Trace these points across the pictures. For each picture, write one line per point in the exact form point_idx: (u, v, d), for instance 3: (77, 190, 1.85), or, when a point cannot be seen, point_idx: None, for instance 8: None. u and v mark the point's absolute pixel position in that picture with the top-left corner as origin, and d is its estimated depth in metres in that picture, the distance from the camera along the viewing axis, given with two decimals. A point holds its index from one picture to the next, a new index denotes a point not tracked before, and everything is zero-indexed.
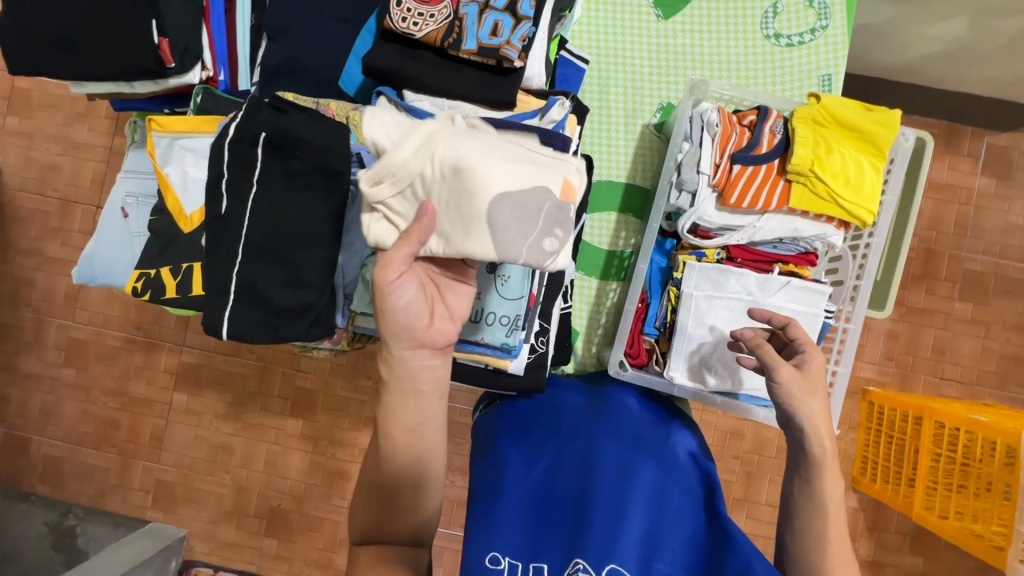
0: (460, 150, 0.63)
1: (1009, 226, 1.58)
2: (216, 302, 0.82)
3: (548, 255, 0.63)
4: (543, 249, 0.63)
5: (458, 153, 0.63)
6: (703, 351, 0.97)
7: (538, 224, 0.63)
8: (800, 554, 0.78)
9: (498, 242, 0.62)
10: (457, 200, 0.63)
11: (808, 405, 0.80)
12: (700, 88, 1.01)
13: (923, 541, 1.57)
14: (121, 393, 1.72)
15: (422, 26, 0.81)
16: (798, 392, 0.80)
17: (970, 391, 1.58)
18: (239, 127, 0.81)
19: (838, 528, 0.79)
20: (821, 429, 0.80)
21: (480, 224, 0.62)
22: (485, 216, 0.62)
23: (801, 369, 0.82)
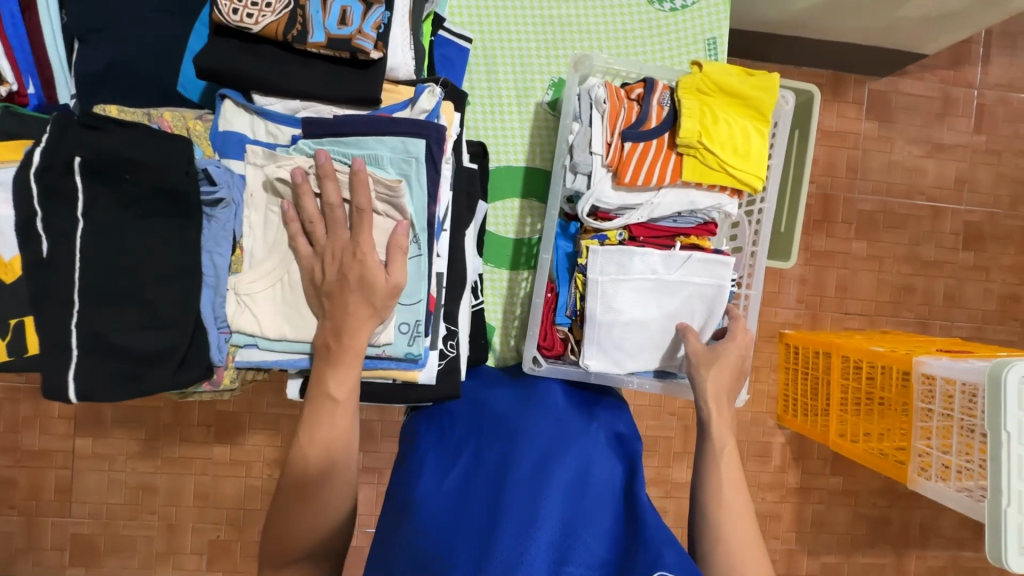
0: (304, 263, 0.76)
1: (893, 165, 1.69)
2: (53, 362, 0.68)
3: (374, 336, 0.77)
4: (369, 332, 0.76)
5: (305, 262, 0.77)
6: (615, 337, 0.96)
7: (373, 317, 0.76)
8: (704, 523, 0.81)
9: None
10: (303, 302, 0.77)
11: (706, 376, 0.92)
12: (584, 63, 0.97)
13: (843, 463, 1.70)
14: (12, 449, 1.52)
15: (258, 18, 0.70)
16: (699, 365, 0.93)
17: (871, 322, 1.71)
18: (46, 152, 0.66)
19: (738, 495, 0.83)
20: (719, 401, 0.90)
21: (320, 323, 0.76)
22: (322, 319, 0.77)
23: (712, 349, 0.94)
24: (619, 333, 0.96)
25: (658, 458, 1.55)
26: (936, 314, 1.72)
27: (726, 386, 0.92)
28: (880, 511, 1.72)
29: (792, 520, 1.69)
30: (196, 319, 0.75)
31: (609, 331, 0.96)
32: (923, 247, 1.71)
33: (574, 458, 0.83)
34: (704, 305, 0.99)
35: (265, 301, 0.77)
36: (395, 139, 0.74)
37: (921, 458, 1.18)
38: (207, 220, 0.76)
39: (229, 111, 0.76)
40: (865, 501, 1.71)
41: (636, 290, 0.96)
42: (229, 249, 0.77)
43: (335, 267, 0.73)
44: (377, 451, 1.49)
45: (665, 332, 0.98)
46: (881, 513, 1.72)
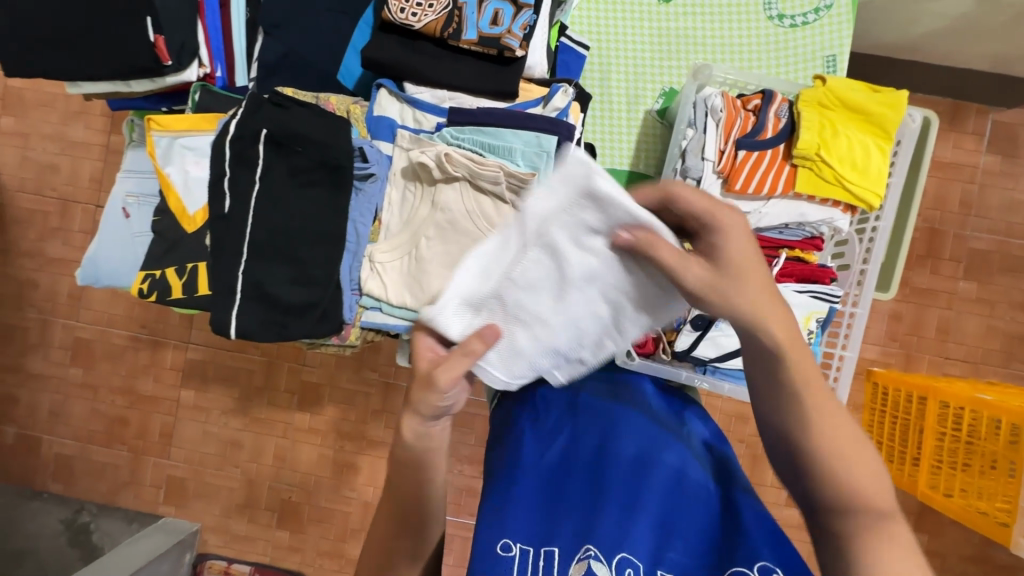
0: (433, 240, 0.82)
1: (1014, 203, 1.57)
2: (223, 301, 0.81)
3: None
4: None
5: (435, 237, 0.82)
6: (534, 356, 0.60)
7: None
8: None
9: None
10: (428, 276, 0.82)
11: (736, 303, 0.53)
12: (704, 72, 0.98)
13: (928, 519, 1.58)
14: (129, 391, 1.72)
15: (421, 17, 0.80)
16: (726, 289, 0.53)
17: (975, 370, 1.58)
18: (240, 124, 0.80)
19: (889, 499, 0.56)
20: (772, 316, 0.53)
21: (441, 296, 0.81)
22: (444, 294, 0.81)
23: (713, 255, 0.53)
24: (540, 360, 0.61)
25: None
26: None
27: (764, 273, 0.54)
28: None
29: None
30: (337, 280, 0.83)
31: (512, 369, 0.61)
32: None
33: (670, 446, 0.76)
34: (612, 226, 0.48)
35: (393, 272, 0.84)
36: (529, 133, 0.79)
37: None
38: (357, 193, 0.84)
39: (384, 99, 0.85)
40: (951, 565, 1.58)
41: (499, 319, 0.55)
42: (371, 220, 0.85)
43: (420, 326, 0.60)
44: None
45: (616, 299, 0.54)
46: None
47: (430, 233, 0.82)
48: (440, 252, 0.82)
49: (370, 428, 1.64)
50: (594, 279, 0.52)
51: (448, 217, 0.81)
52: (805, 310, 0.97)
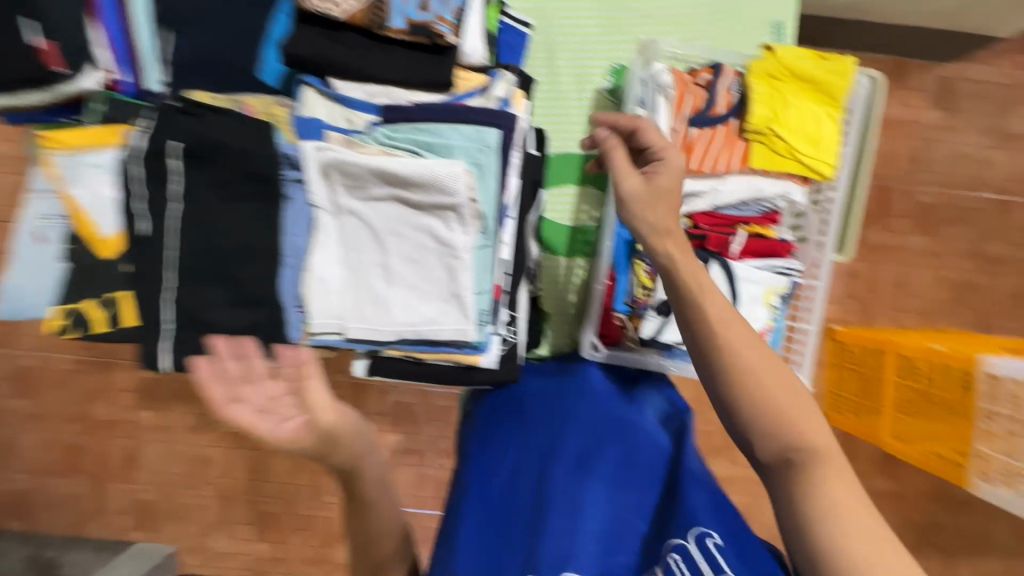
0: (358, 249, 0.77)
1: (958, 156, 1.61)
2: (152, 333, 0.74)
3: (439, 325, 0.77)
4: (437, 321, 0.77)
5: (363, 247, 0.77)
6: (391, 308, 0.78)
7: (441, 302, 0.77)
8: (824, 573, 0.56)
9: (408, 317, 0.77)
10: (367, 289, 0.78)
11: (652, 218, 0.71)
12: (651, 47, 0.95)
13: (890, 464, 1.65)
14: (83, 418, 1.62)
15: (342, 5, 0.73)
16: (635, 204, 0.72)
17: (927, 320, 1.64)
18: (147, 139, 0.72)
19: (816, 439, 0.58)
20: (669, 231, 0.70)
21: (389, 308, 0.77)
22: (391, 305, 0.77)
23: (647, 179, 0.73)
24: (397, 315, 0.77)
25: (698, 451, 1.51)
26: (998, 313, 1.64)
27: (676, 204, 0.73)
28: (928, 516, 1.66)
29: None
30: (278, 299, 0.77)
31: (380, 336, 0.78)
32: (988, 243, 1.63)
33: (608, 445, 0.84)
34: (358, 172, 0.73)
35: (329, 290, 0.77)
36: (470, 127, 0.74)
37: (982, 462, 1.12)
38: (289, 203, 0.77)
39: (311, 98, 0.77)
40: (913, 505, 1.66)
41: (347, 266, 0.78)
42: (308, 232, 0.77)
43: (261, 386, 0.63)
44: (419, 434, 1.51)
45: (412, 224, 0.75)
46: (931, 518, 1.66)
47: (357, 244, 0.77)
48: (370, 260, 0.77)
49: None
50: (387, 220, 0.76)
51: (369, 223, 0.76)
52: (767, 284, 0.96)
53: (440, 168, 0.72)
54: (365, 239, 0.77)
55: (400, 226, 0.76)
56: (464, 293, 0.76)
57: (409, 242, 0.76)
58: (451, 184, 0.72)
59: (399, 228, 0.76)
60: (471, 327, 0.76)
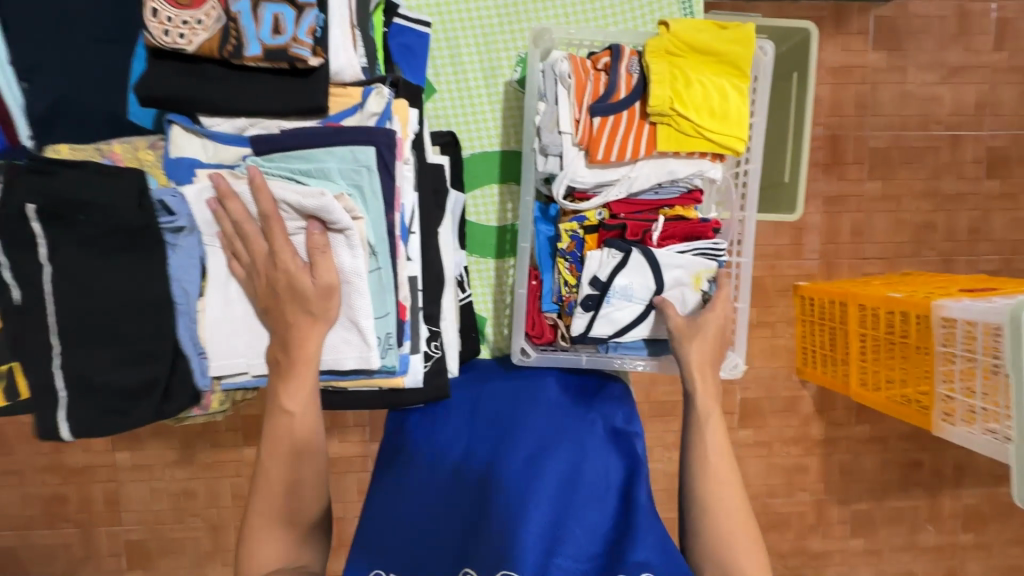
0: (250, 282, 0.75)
1: (905, 96, 1.58)
2: (43, 402, 0.71)
3: (345, 353, 0.75)
4: (341, 352, 0.75)
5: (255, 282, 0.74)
6: None
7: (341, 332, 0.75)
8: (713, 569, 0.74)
9: None
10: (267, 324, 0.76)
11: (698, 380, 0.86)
12: (544, 36, 0.92)
13: (868, 411, 1.62)
14: (58, 467, 1.56)
15: (191, 37, 0.69)
16: (681, 339, 0.89)
17: (889, 265, 1.63)
18: (0, 204, 0.67)
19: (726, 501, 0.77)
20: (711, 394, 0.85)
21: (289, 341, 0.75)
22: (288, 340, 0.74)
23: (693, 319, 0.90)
24: None
25: (679, 423, 1.48)
26: (960, 249, 1.63)
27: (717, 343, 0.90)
28: (909, 456, 1.64)
29: (819, 472, 1.63)
30: (175, 347, 0.75)
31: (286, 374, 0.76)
32: (942, 180, 1.61)
33: (562, 450, 0.79)
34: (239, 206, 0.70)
35: (226, 330, 0.76)
36: (342, 148, 0.71)
37: (944, 403, 1.15)
38: (172, 249, 0.74)
39: (180, 137, 0.74)
40: (893, 447, 1.63)
41: (248, 305, 0.76)
42: (198, 276, 0.75)
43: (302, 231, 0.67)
44: None
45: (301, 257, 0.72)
46: (912, 457, 1.64)
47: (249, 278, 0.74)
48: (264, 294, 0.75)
49: None
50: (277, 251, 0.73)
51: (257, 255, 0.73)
52: (692, 271, 0.94)
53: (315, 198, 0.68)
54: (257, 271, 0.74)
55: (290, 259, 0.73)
56: (362, 319, 0.74)
57: None
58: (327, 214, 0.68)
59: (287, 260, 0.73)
60: (373, 352, 0.75)
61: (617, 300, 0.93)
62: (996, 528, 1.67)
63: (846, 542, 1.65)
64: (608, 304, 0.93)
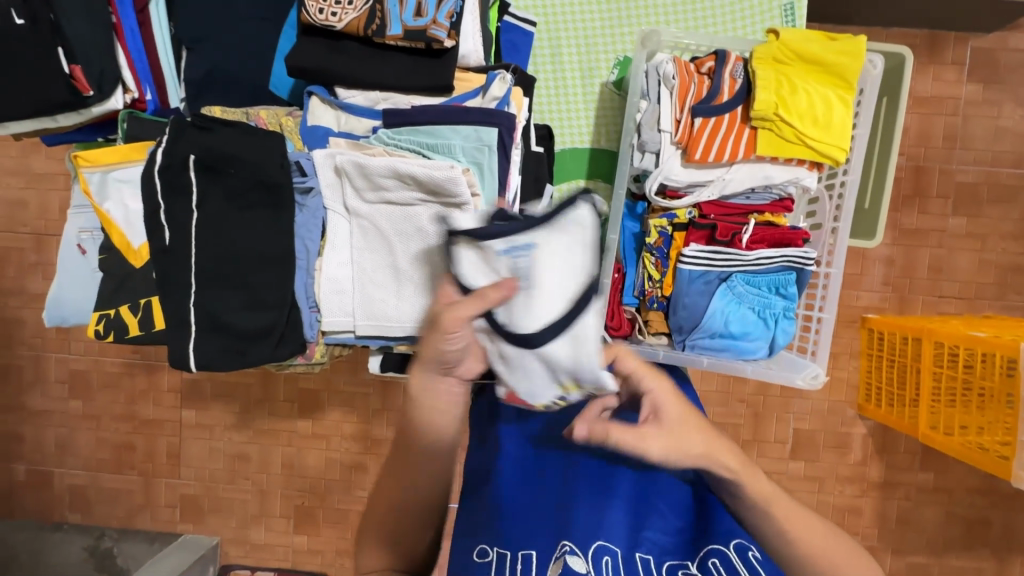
0: (365, 243, 0.81)
1: (999, 132, 1.51)
2: (177, 335, 0.79)
3: None
4: None
5: (369, 242, 0.80)
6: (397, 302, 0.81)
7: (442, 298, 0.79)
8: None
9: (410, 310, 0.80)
10: (375, 284, 0.81)
11: (697, 452, 0.61)
12: (652, 38, 0.94)
13: (933, 457, 1.53)
14: (131, 417, 1.66)
15: (342, 16, 0.76)
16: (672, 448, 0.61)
17: (969, 306, 1.54)
18: (166, 152, 0.77)
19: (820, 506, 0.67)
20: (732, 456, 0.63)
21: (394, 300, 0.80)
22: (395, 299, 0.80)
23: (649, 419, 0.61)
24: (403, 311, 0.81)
25: None
26: None
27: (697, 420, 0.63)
28: (977, 512, 1.53)
29: (873, 516, 1.55)
30: (292, 299, 0.81)
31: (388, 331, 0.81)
32: None
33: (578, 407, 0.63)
34: (363, 171, 0.75)
35: (337, 286, 0.81)
36: (468, 127, 0.77)
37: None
38: (301, 210, 0.81)
39: (316, 107, 0.81)
40: (959, 500, 1.53)
41: (358, 267, 0.81)
42: (320, 236, 0.82)
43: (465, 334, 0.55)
44: None
45: (416, 221, 0.77)
46: (979, 514, 1.53)
47: (365, 239, 0.80)
48: (376, 255, 0.80)
49: (373, 427, 1.57)
50: (393, 214, 0.78)
51: (373, 217, 0.79)
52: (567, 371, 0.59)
53: (438, 167, 0.73)
54: (372, 232, 0.80)
55: (405, 223, 0.78)
56: None
57: (409, 240, 0.79)
58: (449, 183, 0.73)
59: (401, 225, 0.78)
60: None
61: (511, 258, 0.55)
62: None
63: None
64: (691, 289, 0.94)
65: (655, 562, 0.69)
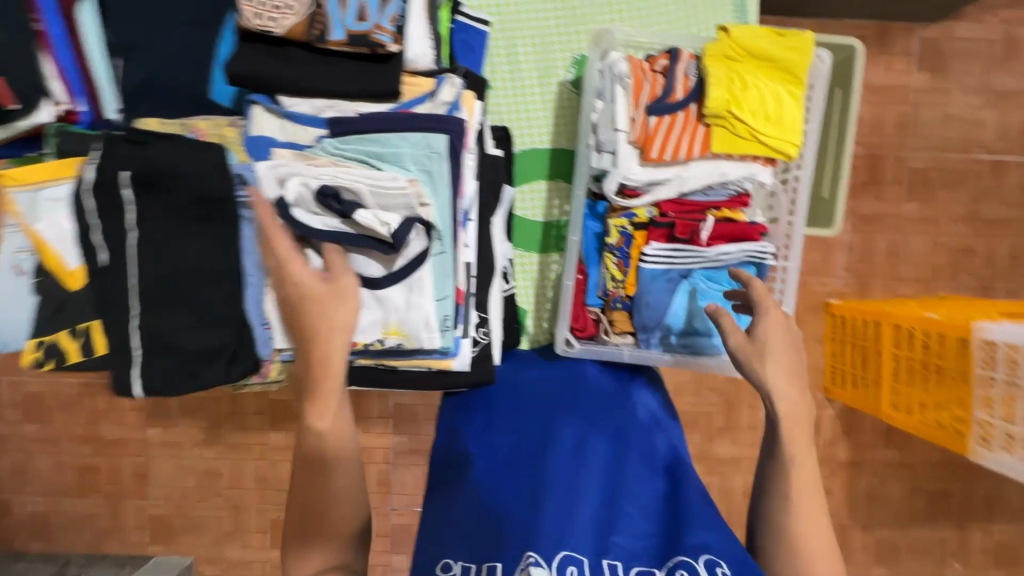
0: None
1: (948, 119, 1.56)
2: (120, 360, 0.75)
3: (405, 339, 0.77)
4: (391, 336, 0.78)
5: None
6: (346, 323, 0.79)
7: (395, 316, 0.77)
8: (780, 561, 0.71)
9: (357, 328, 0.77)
10: None
11: (766, 372, 0.79)
12: (605, 37, 0.94)
13: (896, 435, 1.59)
14: (93, 438, 1.59)
15: (281, 21, 0.72)
16: (755, 356, 0.80)
17: (925, 288, 1.59)
18: (99, 169, 0.73)
19: (801, 476, 0.75)
20: (792, 400, 0.78)
21: None
22: None
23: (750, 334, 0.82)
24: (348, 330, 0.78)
25: (699, 434, 1.49)
26: (999, 276, 1.59)
27: (792, 358, 0.80)
28: (939, 485, 1.60)
29: (843, 495, 1.59)
30: (242, 317, 0.78)
31: None
32: (983, 205, 1.58)
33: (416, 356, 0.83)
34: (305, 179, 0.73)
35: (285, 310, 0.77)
36: (418, 134, 0.75)
37: (982, 428, 1.12)
38: (248, 223, 0.77)
39: (260, 116, 0.78)
40: (922, 473, 1.59)
41: None
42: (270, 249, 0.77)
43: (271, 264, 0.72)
44: (422, 434, 1.49)
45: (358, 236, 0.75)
46: (941, 486, 1.60)
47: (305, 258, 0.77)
48: None
49: None
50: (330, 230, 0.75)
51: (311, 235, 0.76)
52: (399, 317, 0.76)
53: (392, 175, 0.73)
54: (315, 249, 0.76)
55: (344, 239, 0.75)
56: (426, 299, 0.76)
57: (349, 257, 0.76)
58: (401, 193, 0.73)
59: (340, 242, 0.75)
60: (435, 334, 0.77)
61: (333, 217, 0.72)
62: None
63: (869, 568, 1.61)
64: (654, 287, 0.96)
65: (625, 569, 0.62)
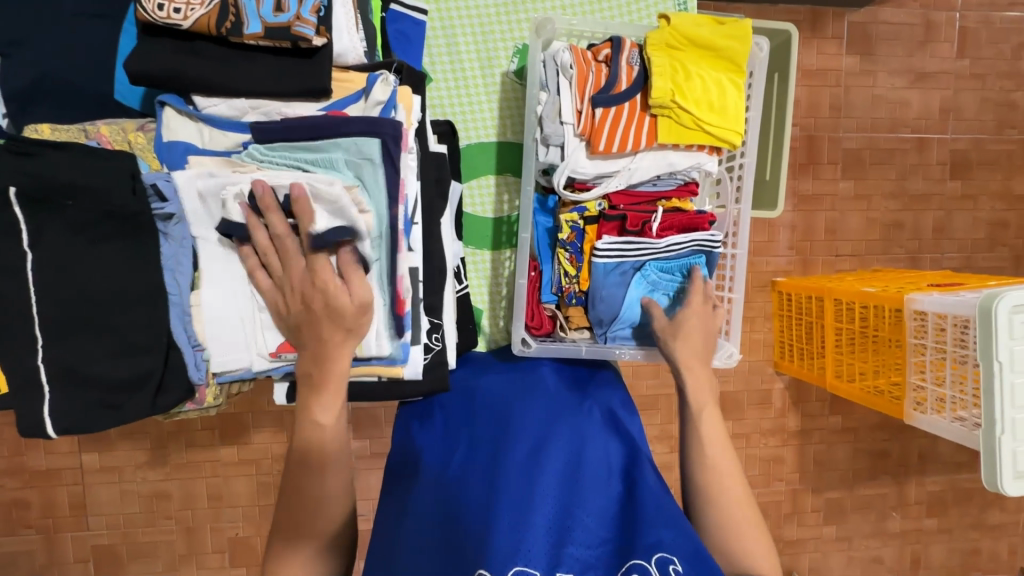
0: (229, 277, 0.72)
1: (876, 100, 1.63)
2: (26, 397, 0.67)
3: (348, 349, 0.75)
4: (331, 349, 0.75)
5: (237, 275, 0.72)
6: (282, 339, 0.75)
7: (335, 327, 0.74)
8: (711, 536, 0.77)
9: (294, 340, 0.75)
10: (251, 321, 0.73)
11: (680, 350, 0.91)
12: (546, 27, 0.91)
13: (840, 402, 1.67)
14: (19, 470, 1.44)
15: (187, 13, 0.66)
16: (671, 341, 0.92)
17: (861, 262, 1.67)
18: None
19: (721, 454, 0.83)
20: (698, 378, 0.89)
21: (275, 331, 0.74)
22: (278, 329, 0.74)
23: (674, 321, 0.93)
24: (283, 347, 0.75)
25: (661, 416, 1.51)
26: (925, 247, 1.69)
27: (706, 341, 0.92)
28: (879, 446, 1.70)
29: (795, 462, 1.67)
30: (167, 340, 0.71)
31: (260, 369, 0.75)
32: (910, 180, 1.67)
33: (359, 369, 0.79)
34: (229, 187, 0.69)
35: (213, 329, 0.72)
36: (347, 139, 0.70)
37: (916, 393, 1.19)
38: (165, 238, 0.71)
39: (172, 119, 0.71)
40: (864, 436, 1.69)
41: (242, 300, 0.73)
42: (191, 269, 0.72)
43: (297, 300, 0.70)
44: (384, 437, 1.44)
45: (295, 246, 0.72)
46: (880, 446, 1.70)
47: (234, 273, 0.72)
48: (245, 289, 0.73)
49: None
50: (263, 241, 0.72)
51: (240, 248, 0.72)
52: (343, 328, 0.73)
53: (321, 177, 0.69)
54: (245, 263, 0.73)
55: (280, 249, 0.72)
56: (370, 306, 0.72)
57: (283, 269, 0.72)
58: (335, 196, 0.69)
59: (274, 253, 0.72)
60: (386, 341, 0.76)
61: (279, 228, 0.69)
62: (956, 511, 1.74)
63: (820, 529, 1.70)
64: (607, 282, 0.93)
65: None
